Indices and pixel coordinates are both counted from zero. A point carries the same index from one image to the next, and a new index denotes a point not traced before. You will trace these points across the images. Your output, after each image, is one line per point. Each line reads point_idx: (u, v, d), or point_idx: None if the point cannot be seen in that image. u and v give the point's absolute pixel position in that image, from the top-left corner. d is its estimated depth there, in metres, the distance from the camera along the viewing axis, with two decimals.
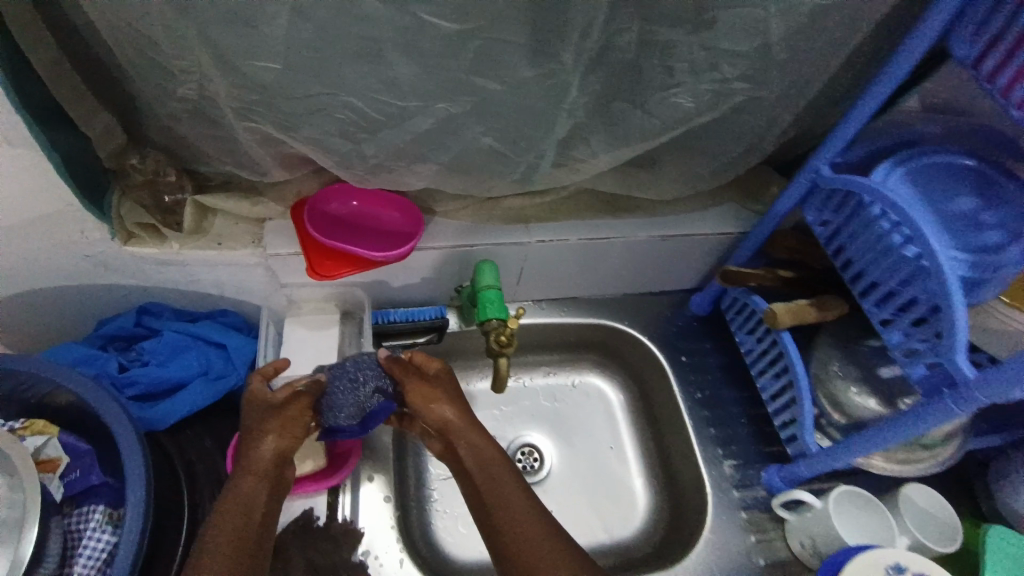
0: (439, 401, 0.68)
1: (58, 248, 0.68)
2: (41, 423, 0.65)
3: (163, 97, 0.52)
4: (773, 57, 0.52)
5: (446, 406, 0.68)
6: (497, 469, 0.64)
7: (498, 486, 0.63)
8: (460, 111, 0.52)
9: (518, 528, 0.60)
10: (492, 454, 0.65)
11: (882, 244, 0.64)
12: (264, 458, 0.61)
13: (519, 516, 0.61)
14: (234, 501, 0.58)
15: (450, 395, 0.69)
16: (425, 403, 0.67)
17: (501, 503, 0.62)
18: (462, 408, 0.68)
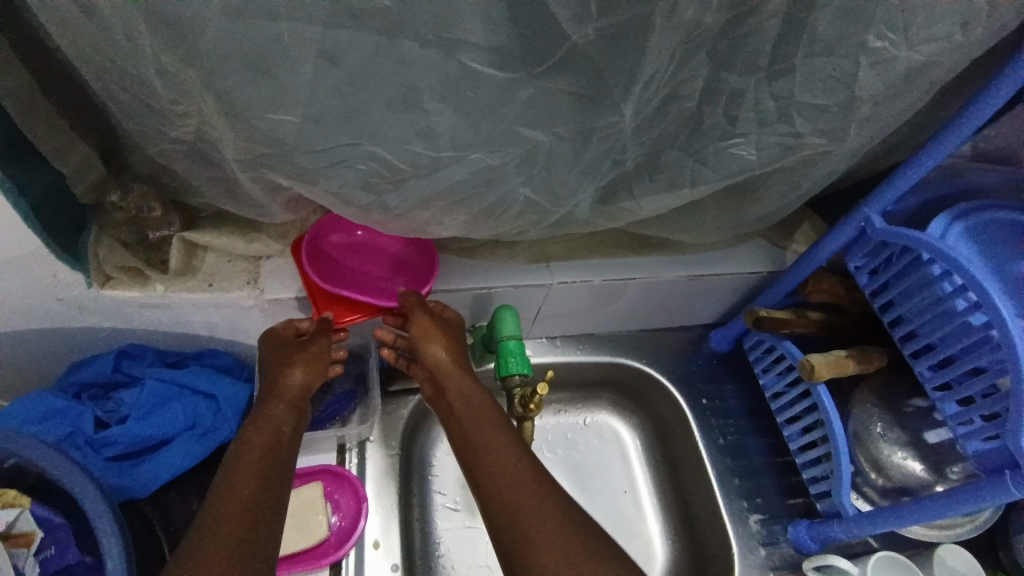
0: (438, 342, 0.64)
1: (27, 293, 0.60)
2: (12, 494, 0.56)
3: (155, 137, 0.45)
4: (854, 113, 0.47)
5: (442, 349, 0.65)
6: (487, 419, 0.62)
7: (483, 435, 0.61)
8: (501, 162, 0.46)
9: (505, 476, 0.58)
10: (484, 407, 0.63)
11: (941, 306, 0.59)
12: (293, 387, 0.62)
13: (500, 460, 0.59)
14: (262, 425, 0.59)
15: (449, 337, 0.65)
16: (427, 343, 0.64)
17: (488, 451, 0.60)
18: (456, 352, 0.66)
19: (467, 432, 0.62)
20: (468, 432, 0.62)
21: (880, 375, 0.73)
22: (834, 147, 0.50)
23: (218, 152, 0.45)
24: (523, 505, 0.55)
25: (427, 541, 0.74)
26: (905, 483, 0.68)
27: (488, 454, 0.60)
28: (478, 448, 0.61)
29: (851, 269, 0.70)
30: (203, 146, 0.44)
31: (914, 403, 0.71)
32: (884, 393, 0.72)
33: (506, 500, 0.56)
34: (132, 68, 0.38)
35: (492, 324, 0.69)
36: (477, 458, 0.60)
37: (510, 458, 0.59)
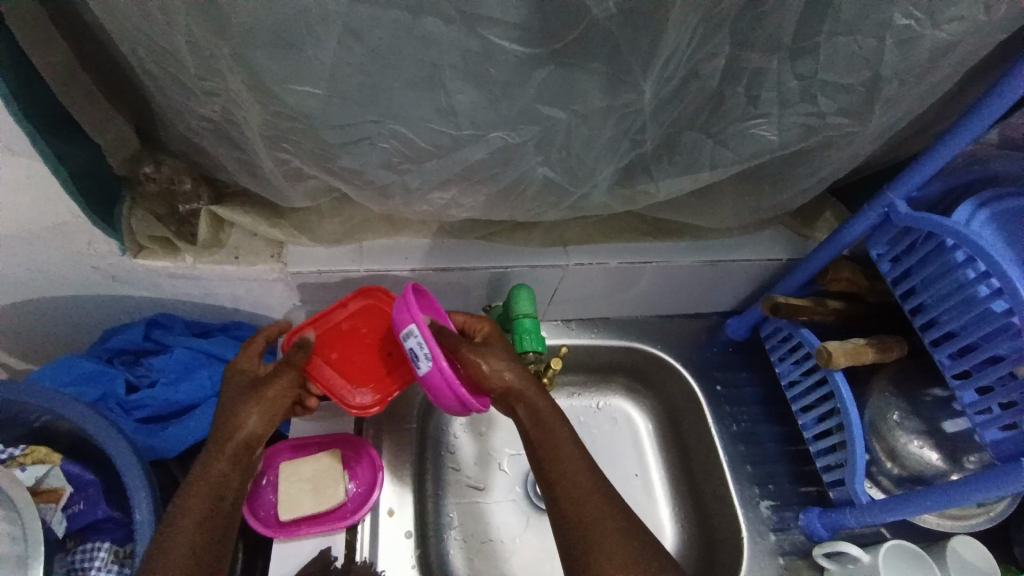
0: (495, 362, 0.61)
1: (64, 260, 0.62)
2: (43, 451, 0.60)
3: (184, 112, 0.46)
4: (880, 93, 0.47)
5: (503, 368, 0.61)
6: (554, 430, 0.61)
7: (554, 447, 0.60)
8: (519, 141, 0.46)
9: (572, 481, 0.59)
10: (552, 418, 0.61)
11: (963, 294, 0.58)
12: (238, 435, 0.57)
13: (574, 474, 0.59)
14: (203, 484, 0.54)
15: (504, 355, 0.62)
16: (480, 364, 0.60)
17: (556, 457, 0.60)
18: (521, 371, 0.62)
19: (536, 439, 0.61)
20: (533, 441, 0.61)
21: (899, 365, 0.72)
22: (857, 128, 0.50)
23: (243, 131, 0.46)
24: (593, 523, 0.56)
25: (441, 513, 0.77)
26: (920, 471, 0.67)
27: (552, 455, 0.60)
28: (545, 454, 0.60)
29: (873, 257, 0.69)
30: (229, 121, 0.45)
31: (933, 392, 0.70)
32: (902, 382, 0.72)
33: (570, 510, 0.57)
34: (162, 41, 0.39)
35: (508, 302, 0.70)
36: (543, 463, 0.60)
37: (578, 463, 0.59)
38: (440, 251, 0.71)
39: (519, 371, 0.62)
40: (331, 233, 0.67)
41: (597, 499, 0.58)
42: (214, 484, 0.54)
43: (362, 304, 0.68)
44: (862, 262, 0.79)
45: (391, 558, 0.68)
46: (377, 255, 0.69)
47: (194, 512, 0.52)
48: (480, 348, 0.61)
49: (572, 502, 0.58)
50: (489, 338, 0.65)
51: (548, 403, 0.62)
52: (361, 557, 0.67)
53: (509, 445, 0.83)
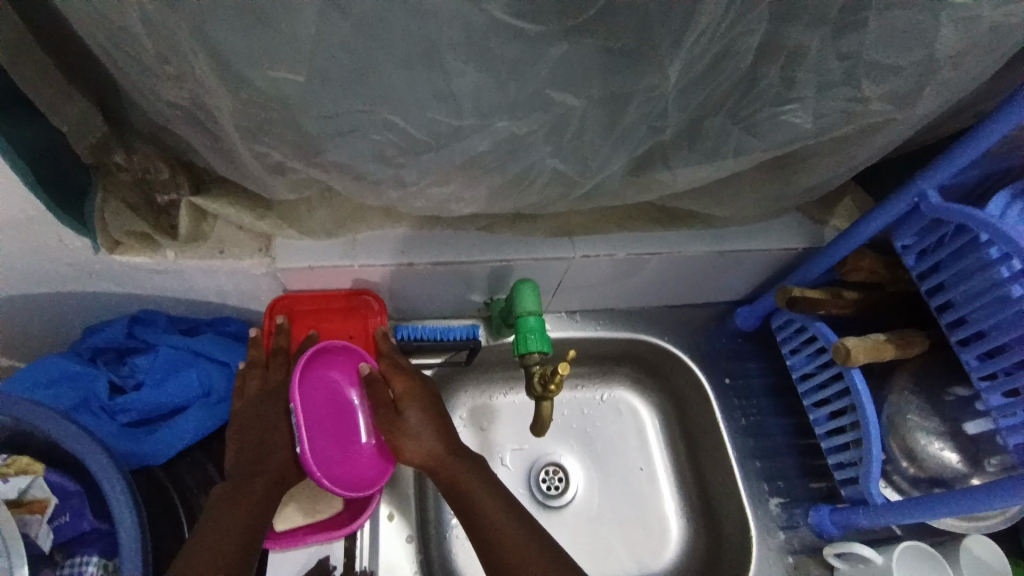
0: (403, 433, 0.62)
1: (33, 256, 0.58)
2: (25, 461, 0.56)
3: (152, 99, 0.41)
4: (929, 75, 0.42)
5: (412, 441, 0.62)
6: (472, 485, 0.60)
7: (470, 505, 0.60)
8: (527, 131, 0.42)
9: (492, 524, 0.58)
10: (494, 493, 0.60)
11: (995, 293, 0.55)
12: (270, 471, 0.60)
13: (493, 526, 0.58)
14: (235, 498, 0.56)
15: (415, 427, 0.62)
16: (393, 438, 0.62)
17: (488, 518, 0.58)
18: (434, 441, 0.62)
19: (460, 501, 0.60)
20: (475, 513, 0.59)
21: (920, 361, 0.69)
22: (900, 114, 0.45)
23: (217, 119, 0.41)
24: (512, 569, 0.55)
25: (441, 510, 0.75)
26: (939, 473, 0.65)
27: (482, 520, 0.58)
28: (475, 513, 0.59)
29: (899, 247, 0.65)
30: (202, 110, 0.40)
31: (955, 390, 0.67)
32: (923, 379, 0.68)
33: (496, 553, 0.56)
34: (118, 16, 0.34)
35: (511, 297, 0.67)
36: (479, 529, 0.58)
37: (501, 514, 0.58)
38: (438, 243, 0.67)
39: (434, 441, 0.62)
40: (320, 224, 0.63)
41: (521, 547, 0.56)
42: (242, 497, 0.57)
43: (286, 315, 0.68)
44: (881, 252, 0.75)
45: (389, 561, 0.68)
46: (371, 248, 0.65)
47: (239, 504, 0.56)
48: (391, 417, 0.62)
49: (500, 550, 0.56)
50: (401, 399, 0.64)
51: (464, 470, 0.61)
52: (360, 566, 0.66)
53: (509, 440, 0.89)
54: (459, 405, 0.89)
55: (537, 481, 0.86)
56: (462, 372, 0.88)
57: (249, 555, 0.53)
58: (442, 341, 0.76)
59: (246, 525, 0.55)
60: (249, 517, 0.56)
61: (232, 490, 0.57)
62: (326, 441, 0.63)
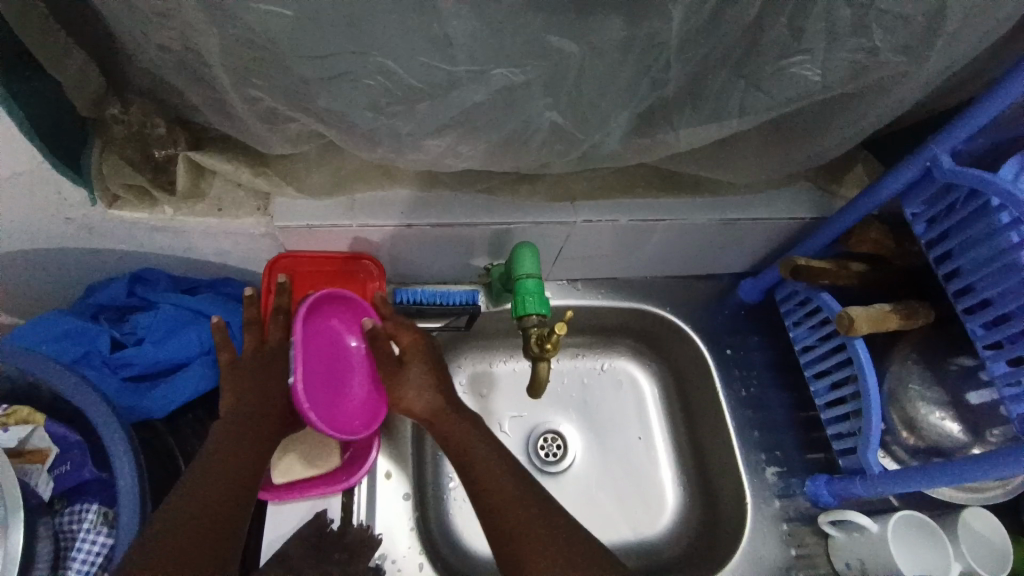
0: (408, 386, 0.64)
1: (31, 210, 0.58)
2: (26, 411, 0.57)
3: (142, 43, 0.40)
4: (944, 23, 0.40)
5: (416, 394, 0.64)
6: (476, 447, 0.61)
7: (473, 467, 0.60)
8: (525, 80, 0.41)
9: (496, 488, 0.58)
10: (508, 476, 0.59)
11: (1004, 259, 0.54)
12: (269, 419, 0.61)
13: (496, 488, 0.58)
14: (238, 436, 0.58)
15: (420, 382, 0.64)
16: (396, 391, 0.64)
17: (492, 482, 0.59)
18: (439, 400, 0.65)
19: (463, 463, 0.61)
20: (482, 486, 0.59)
21: (924, 331, 0.68)
22: (912, 67, 0.44)
23: (208, 65, 0.40)
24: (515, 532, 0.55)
25: (440, 473, 0.76)
26: (939, 443, 0.64)
27: (486, 483, 0.59)
28: (479, 477, 0.59)
29: (907, 216, 0.64)
30: (191, 55, 0.40)
31: (959, 361, 0.66)
32: (927, 350, 0.67)
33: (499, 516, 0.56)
34: None
35: (510, 261, 0.66)
36: (482, 493, 0.58)
37: (505, 477, 0.59)
38: (437, 205, 0.66)
39: (438, 398, 0.65)
40: (318, 184, 0.62)
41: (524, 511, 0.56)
42: (245, 436, 0.58)
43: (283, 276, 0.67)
44: (890, 222, 0.74)
45: (387, 520, 0.69)
46: (370, 209, 0.64)
47: (242, 444, 0.58)
48: (396, 371, 0.65)
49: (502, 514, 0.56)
50: (406, 354, 0.66)
51: (469, 433, 0.63)
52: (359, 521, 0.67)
53: (509, 407, 0.89)
54: (458, 371, 0.89)
55: (536, 448, 0.87)
56: (462, 340, 0.88)
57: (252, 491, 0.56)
58: (441, 305, 0.76)
59: (248, 464, 0.57)
60: (252, 456, 0.57)
61: (236, 430, 0.58)
62: (324, 388, 0.65)
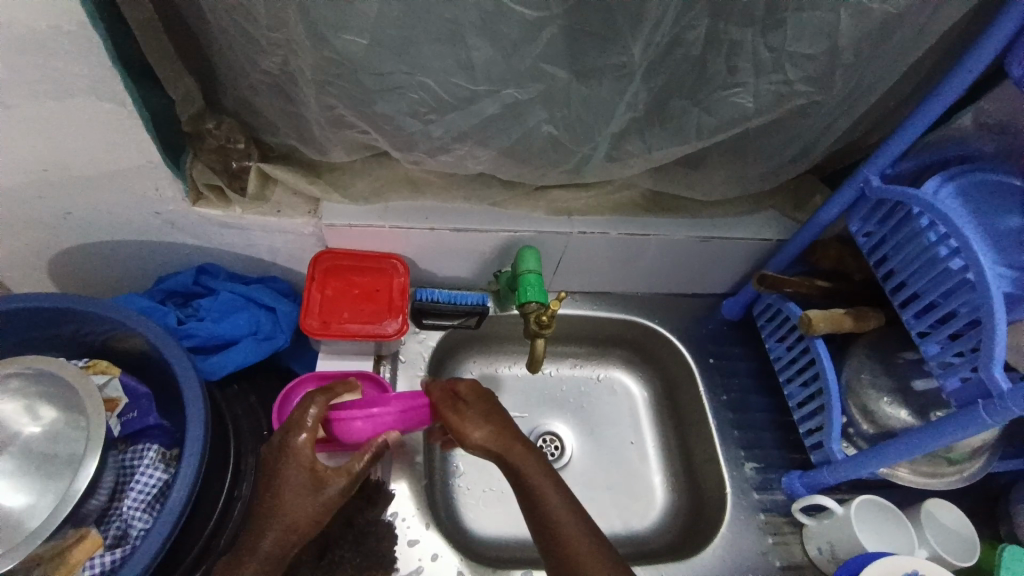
0: (470, 422, 0.68)
1: (132, 202, 0.72)
2: (104, 364, 0.69)
3: (248, 68, 0.56)
4: (839, 62, 0.54)
5: (479, 429, 0.68)
6: (533, 474, 0.65)
7: (534, 493, 0.64)
8: (527, 97, 0.55)
9: (556, 517, 0.63)
10: (567, 510, 0.63)
11: (926, 256, 0.65)
12: (303, 454, 0.63)
13: (559, 519, 0.63)
14: (278, 469, 0.62)
15: (479, 417, 0.68)
16: (458, 427, 0.68)
17: (551, 513, 0.63)
18: (497, 431, 0.68)
19: (523, 490, 0.65)
20: (541, 516, 0.64)
21: (876, 332, 0.78)
22: (823, 96, 0.57)
23: (296, 82, 0.55)
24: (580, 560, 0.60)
25: (448, 460, 0.85)
26: (892, 428, 0.72)
27: (546, 514, 0.63)
28: (539, 507, 0.64)
29: (851, 231, 0.76)
30: (284, 75, 0.55)
31: (906, 355, 0.75)
32: (879, 347, 0.77)
33: (562, 545, 0.61)
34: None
35: (515, 261, 0.78)
36: (541, 522, 0.63)
37: (564, 506, 0.64)
38: (456, 214, 0.79)
39: (498, 430, 0.68)
40: (360, 192, 0.77)
41: (583, 543, 0.61)
42: (284, 473, 0.62)
43: (324, 268, 0.79)
44: (847, 242, 0.85)
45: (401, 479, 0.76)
46: (401, 214, 0.77)
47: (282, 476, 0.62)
48: (455, 410, 0.69)
49: (566, 542, 0.61)
50: (466, 395, 0.70)
51: (529, 463, 0.66)
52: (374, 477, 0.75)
53: (511, 408, 0.98)
54: (467, 372, 0.98)
55: (536, 446, 0.95)
56: (472, 343, 0.98)
57: (301, 529, 0.61)
58: (455, 305, 0.88)
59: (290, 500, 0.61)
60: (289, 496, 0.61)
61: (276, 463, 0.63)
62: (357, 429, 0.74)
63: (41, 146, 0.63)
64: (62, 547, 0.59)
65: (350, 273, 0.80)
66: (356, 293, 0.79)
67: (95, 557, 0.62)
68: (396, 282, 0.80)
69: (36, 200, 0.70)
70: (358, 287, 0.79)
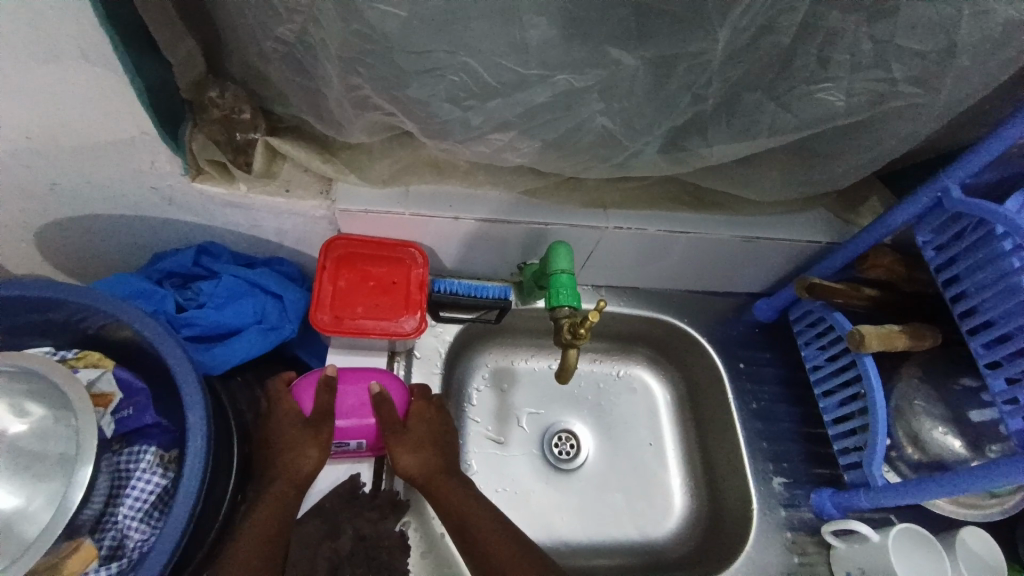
0: (406, 447, 0.67)
1: (125, 176, 0.65)
2: (95, 356, 0.64)
3: (258, 34, 0.48)
4: (953, 62, 0.47)
5: (412, 455, 0.67)
6: (462, 498, 0.67)
7: (463, 516, 0.66)
8: (584, 86, 0.47)
9: (491, 535, 0.65)
10: (496, 526, 0.66)
11: (1006, 283, 0.58)
12: (287, 414, 0.67)
13: (488, 538, 0.65)
14: (273, 431, 0.67)
15: (417, 440, 0.68)
16: (393, 451, 0.67)
17: (478, 533, 0.65)
18: (428, 455, 0.68)
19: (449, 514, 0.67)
20: (470, 535, 0.65)
21: (930, 352, 0.72)
22: (925, 98, 0.50)
23: (316, 54, 0.47)
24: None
25: None
26: (941, 457, 0.68)
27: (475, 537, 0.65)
28: (468, 527, 0.66)
29: (918, 243, 0.69)
30: (302, 46, 0.47)
31: (962, 381, 0.70)
32: (932, 370, 0.72)
33: (491, 561, 0.63)
34: None
35: (545, 258, 0.72)
36: (471, 545, 0.65)
37: (493, 525, 0.66)
38: (482, 202, 0.72)
39: (429, 455, 0.69)
40: (378, 174, 0.69)
41: (514, 559, 0.63)
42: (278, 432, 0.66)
43: (336, 256, 0.72)
44: (903, 250, 0.78)
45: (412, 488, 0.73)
46: (422, 200, 0.70)
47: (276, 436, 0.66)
48: (397, 434, 0.67)
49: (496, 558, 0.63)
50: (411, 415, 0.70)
51: (458, 490, 0.68)
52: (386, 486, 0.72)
53: (527, 403, 0.93)
54: (481, 364, 0.93)
55: (550, 445, 0.91)
56: (489, 335, 0.92)
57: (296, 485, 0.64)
58: (475, 298, 0.81)
59: (285, 453, 0.65)
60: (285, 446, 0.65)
61: (270, 426, 0.68)
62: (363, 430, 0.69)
63: (21, 112, 0.56)
64: (57, 557, 0.56)
65: (365, 263, 0.73)
66: (371, 285, 0.73)
67: (92, 570, 0.58)
68: (415, 275, 0.74)
69: (17, 169, 0.63)
70: (372, 278, 0.73)
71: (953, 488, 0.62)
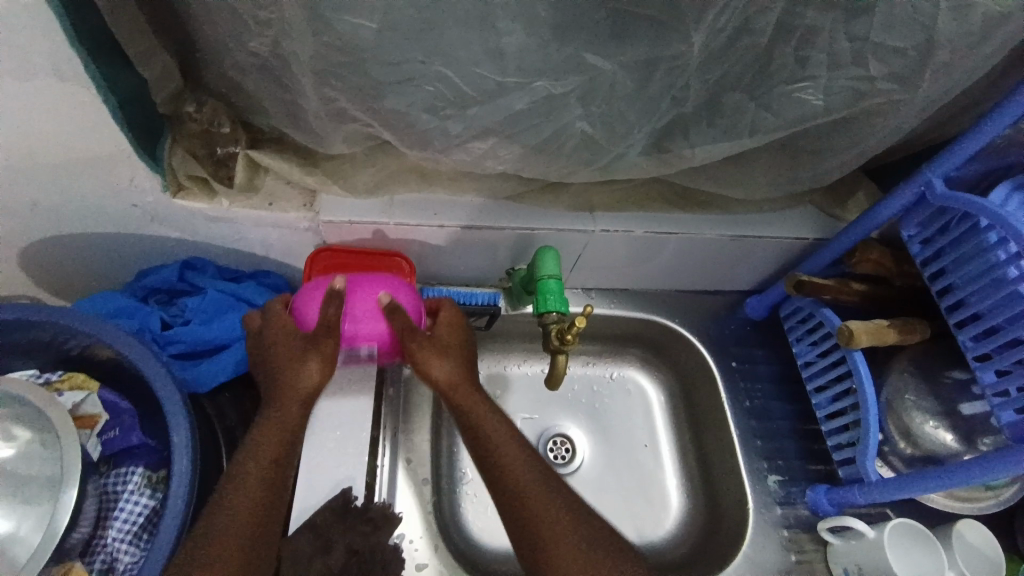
0: (435, 352, 0.64)
1: (105, 193, 0.64)
2: (80, 378, 0.63)
3: (231, 47, 0.47)
4: (932, 57, 0.47)
5: (441, 359, 0.64)
6: (501, 439, 0.63)
7: (503, 463, 0.62)
8: (563, 91, 0.47)
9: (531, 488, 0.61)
10: (534, 476, 0.62)
11: (992, 276, 0.59)
12: (293, 335, 0.63)
13: (527, 487, 0.61)
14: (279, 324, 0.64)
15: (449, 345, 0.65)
16: (417, 357, 0.63)
17: (513, 480, 0.62)
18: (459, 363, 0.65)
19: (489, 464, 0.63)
20: (504, 479, 0.62)
21: (921, 346, 0.73)
22: (904, 95, 0.50)
23: (290, 67, 0.47)
24: (548, 532, 0.59)
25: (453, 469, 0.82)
26: (934, 451, 0.68)
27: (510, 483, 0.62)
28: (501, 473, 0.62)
29: (904, 237, 0.69)
30: (276, 60, 0.46)
31: (953, 374, 0.71)
32: (923, 364, 0.72)
33: (531, 509, 0.60)
34: None
35: (533, 263, 0.71)
36: (506, 490, 0.62)
37: (535, 474, 0.62)
38: (468, 209, 0.72)
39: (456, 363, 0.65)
40: (362, 184, 0.69)
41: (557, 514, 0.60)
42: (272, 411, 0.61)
43: (322, 267, 0.71)
44: (892, 244, 0.78)
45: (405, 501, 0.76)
46: (407, 208, 0.70)
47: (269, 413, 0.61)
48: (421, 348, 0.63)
49: (537, 510, 0.60)
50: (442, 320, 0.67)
51: (497, 430, 0.64)
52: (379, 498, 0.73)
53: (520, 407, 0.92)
54: None
55: (545, 449, 0.90)
56: (481, 341, 0.92)
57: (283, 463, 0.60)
58: (465, 305, 0.80)
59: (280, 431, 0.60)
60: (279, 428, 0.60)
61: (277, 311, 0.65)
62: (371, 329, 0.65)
63: None
64: None
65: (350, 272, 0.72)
66: None
67: None
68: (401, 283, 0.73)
69: None
70: None
71: (955, 481, 0.61)
